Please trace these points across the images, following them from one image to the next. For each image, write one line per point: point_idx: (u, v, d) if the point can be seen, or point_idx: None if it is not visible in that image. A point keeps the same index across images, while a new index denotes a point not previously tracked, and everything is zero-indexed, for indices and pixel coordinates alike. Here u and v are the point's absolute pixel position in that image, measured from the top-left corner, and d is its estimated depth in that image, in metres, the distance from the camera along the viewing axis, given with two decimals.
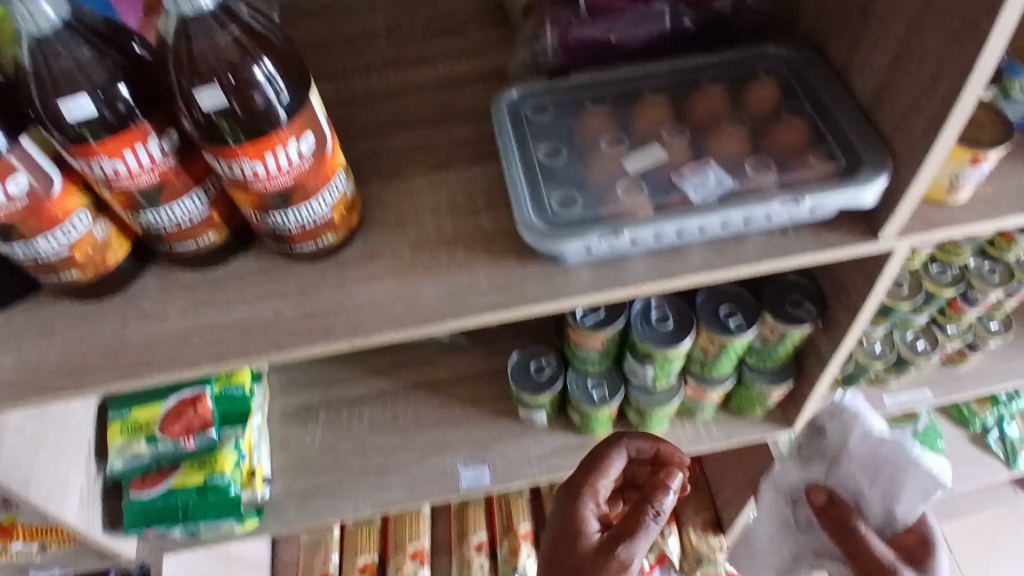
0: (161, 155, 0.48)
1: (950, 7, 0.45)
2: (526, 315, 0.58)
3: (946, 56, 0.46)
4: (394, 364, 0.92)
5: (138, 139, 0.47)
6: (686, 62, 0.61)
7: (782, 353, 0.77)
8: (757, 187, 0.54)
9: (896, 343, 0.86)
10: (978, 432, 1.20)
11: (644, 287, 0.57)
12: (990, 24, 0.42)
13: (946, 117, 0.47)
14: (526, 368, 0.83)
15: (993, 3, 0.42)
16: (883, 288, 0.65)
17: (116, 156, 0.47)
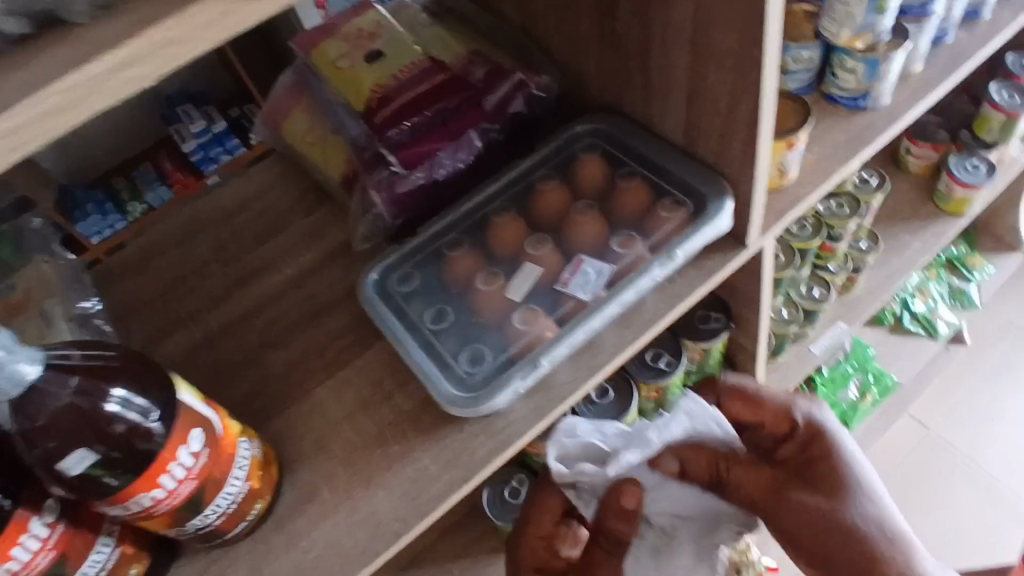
0: (49, 531, 0.43)
1: (716, 47, 0.49)
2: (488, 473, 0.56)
3: (732, 85, 0.50)
4: None
5: (22, 529, 0.41)
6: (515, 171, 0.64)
7: (714, 364, 0.80)
8: (632, 262, 0.57)
9: (797, 301, 0.90)
10: (895, 323, 1.31)
11: (582, 393, 0.56)
12: (761, 49, 0.46)
13: (757, 132, 0.51)
14: (503, 497, 0.80)
15: (756, 34, 0.46)
16: (770, 276, 0.70)
17: (6, 558, 0.40)
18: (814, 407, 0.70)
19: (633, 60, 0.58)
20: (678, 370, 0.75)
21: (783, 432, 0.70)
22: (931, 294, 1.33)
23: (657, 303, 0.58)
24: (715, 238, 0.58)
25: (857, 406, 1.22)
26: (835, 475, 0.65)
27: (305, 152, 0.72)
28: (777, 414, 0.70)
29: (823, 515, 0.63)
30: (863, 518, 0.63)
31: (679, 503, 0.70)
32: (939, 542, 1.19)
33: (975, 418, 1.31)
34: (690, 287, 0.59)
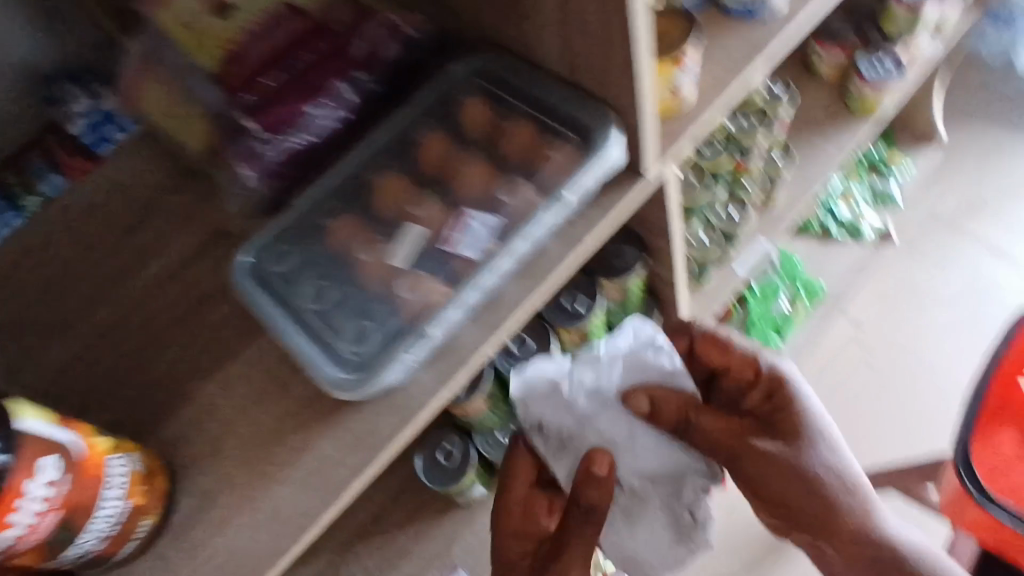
0: None
1: None
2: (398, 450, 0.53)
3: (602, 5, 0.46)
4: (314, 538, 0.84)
5: None
6: (394, 123, 0.59)
7: (636, 298, 0.79)
8: (521, 209, 0.53)
9: (715, 225, 0.88)
10: (822, 232, 1.32)
11: (486, 353, 0.53)
12: None
13: (632, 55, 0.48)
14: (439, 462, 0.78)
15: None
16: (677, 204, 0.67)
17: None
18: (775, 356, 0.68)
19: None
20: (597, 309, 0.73)
21: (749, 380, 0.67)
22: (855, 198, 1.34)
23: (556, 248, 0.55)
24: (609, 172, 0.54)
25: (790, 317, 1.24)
26: (800, 432, 0.65)
27: (164, 126, 0.65)
28: (748, 365, 0.66)
29: (784, 471, 0.64)
30: (826, 475, 0.64)
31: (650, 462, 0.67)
32: (876, 435, 1.20)
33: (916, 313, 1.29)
34: (589, 227, 0.56)
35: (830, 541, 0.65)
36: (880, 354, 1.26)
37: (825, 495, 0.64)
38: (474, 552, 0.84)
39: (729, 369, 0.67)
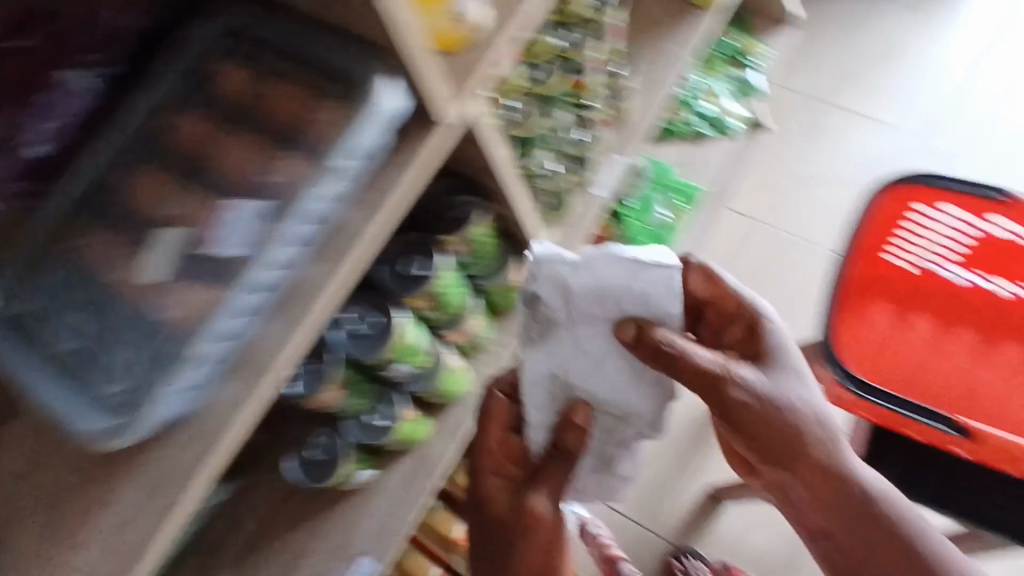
0: None
1: None
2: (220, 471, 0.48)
3: None
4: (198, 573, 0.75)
5: None
6: (139, 106, 0.49)
7: (488, 246, 0.73)
8: (289, 184, 0.46)
9: (562, 152, 0.82)
10: (692, 133, 1.28)
11: (292, 353, 0.47)
12: None
13: None
14: (313, 458, 0.73)
15: None
16: (497, 138, 0.61)
17: None
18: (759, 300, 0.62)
19: None
20: (438, 266, 0.68)
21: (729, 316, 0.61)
22: (717, 94, 1.31)
23: (353, 219, 0.49)
24: (387, 120, 0.47)
25: (670, 226, 1.22)
26: (789, 378, 0.57)
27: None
28: (730, 297, 0.60)
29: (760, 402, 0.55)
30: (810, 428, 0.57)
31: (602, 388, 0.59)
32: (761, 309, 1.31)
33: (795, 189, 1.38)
34: (389, 187, 0.50)
35: (809, 499, 0.59)
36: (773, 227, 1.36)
37: (809, 450, 0.57)
38: (376, 536, 0.80)
39: (717, 302, 0.61)
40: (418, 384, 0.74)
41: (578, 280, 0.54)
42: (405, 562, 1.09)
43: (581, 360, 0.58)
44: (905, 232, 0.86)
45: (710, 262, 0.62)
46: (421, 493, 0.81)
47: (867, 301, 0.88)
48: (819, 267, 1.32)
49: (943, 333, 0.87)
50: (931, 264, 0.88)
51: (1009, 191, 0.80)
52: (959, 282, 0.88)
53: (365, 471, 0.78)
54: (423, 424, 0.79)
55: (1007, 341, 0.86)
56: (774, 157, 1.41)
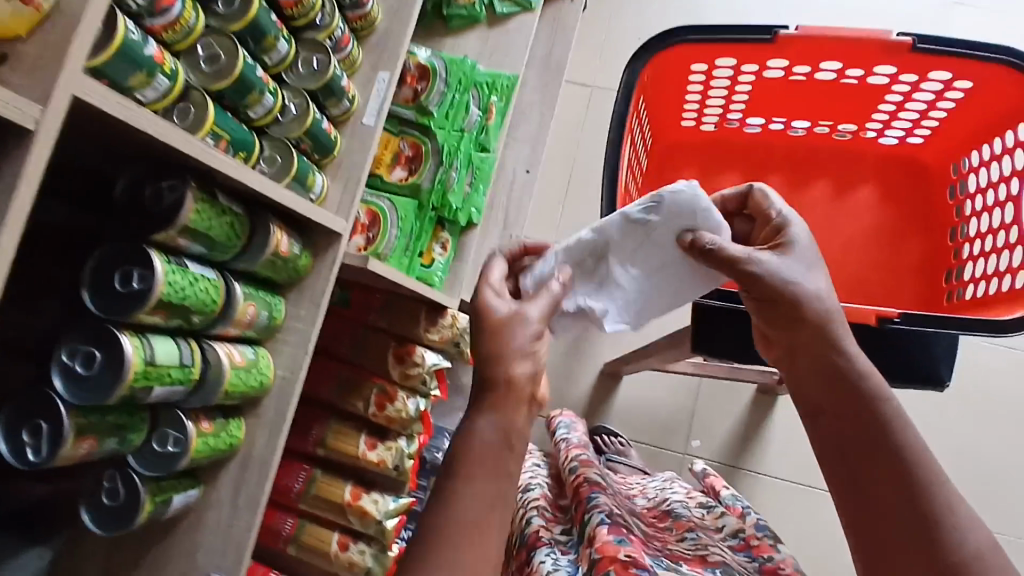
0: None
1: None
2: None
3: None
4: None
5: None
6: None
7: (224, 231, 0.63)
8: None
9: (300, 87, 0.72)
10: (490, 15, 1.18)
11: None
12: None
13: None
14: (104, 506, 0.65)
15: None
16: (150, 113, 0.51)
17: None
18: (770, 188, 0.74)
19: None
20: (162, 272, 0.57)
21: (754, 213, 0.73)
22: None
23: None
24: None
25: (485, 126, 1.14)
26: (798, 266, 0.65)
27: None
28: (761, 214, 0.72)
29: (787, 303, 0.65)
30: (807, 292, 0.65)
31: (619, 289, 0.72)
32: (585, 183, 1.46)
33: (603, 47, 1.51)
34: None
35: (804, 356, 0.67)
36: (590, 100, 1.49)
37: (814, 326, 0.66)
38: (220, 551, 0.74)
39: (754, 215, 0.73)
40: (197, 399, 0.66)
41: (691, 220, 0.67)
42: (299, 536, 1.07)
43: (618, 269, 0.71)
44: (696, 85, 1.03)
45: (769, 192, 0.72)
46: (254, 499, 0.74)
47: (678, 172, 1.15)
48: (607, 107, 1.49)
49: (709, 180, 1.14)
50: (701, 118, 1.12)
51: (776, 33, 0.91)
52: (708, 131, 1.14)
53: (183, 493, 0.71)
54: (231, 424, 0.72)
55: (775, 174, 1.13)
56: (588, 34, 1.51)
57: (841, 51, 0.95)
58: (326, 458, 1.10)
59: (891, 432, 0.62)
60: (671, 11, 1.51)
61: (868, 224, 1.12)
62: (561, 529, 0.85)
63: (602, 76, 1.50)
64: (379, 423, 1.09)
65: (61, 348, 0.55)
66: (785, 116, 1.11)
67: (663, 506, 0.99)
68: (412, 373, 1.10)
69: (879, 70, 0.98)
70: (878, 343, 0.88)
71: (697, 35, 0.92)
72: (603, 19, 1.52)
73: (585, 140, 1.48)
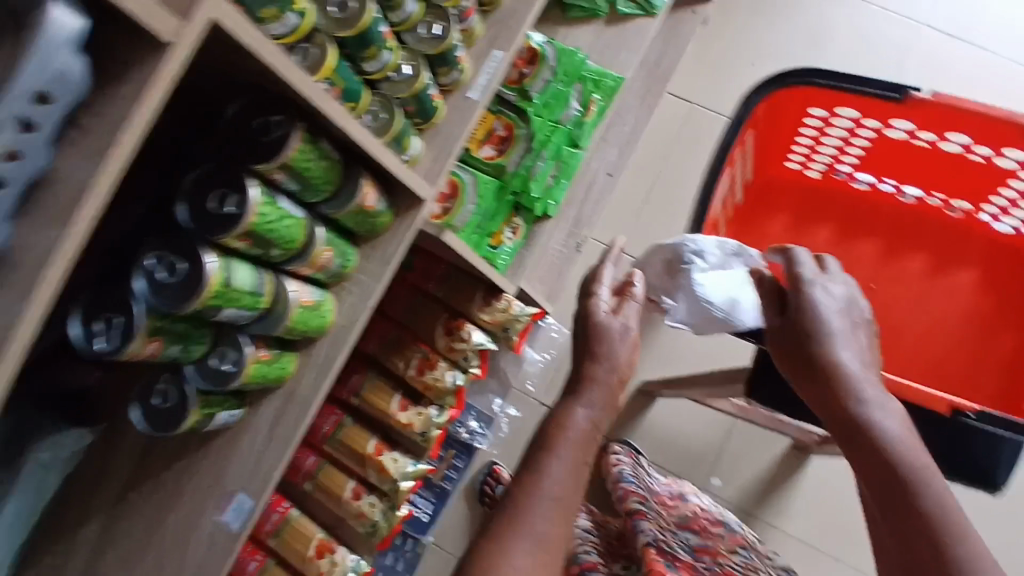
0: None
1: None
2: None
3: None
4: (86, 501, 0.79)
5: None
6: None
7: (321, 173, 0.65)
8: None
9: (417, 51, 0.73)
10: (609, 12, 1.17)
11: (28, 330, 0.43)
12: None
13: None
14: (155, 406, 0.68)
15: None
16: (273, 48, 0.52)
17: None
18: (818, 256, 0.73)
19: None
20: (256, 202, 0.59)
21: None
22: None
23: (76, 173, 0.43)
24: (66, 47, 0.39)
25: (581, 121, 1.14)
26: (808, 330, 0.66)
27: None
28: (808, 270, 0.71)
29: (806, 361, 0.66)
30: (820, 347, 0.65)
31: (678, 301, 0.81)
32: (669, 199, 1.45)
33: (717, 62, 1.48)
34: (117, 127, 0.44)
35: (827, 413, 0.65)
36: (691, 115, 1.47)
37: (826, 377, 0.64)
38: (247, 475, 0.78)
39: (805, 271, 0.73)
40: (260, 326, 0.69)
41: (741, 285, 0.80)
42: (317, 475, 1.10)
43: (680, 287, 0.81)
44: (810, 129, 1.00)
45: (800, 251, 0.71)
46: (291, 433, 0.77)
47: (768, 215, 1.12)
48: (710, 129, 1.46)
49: (801, 229, 1.12)
50: (807, 163, 1.09)
51: (907, 93, 0.87)
52: (812, 177, 1.12)
53: (227, 412, 0.74)
54: (286, 359, 0.75)
55: (871, 238, 1.11)
56: (700, 47, 1.48)
57: (974, 124, 0.90)
58: (357, 408, 1.12)
59: (907, 489, 0.55)
60: (792, 44, 1.47)
61: (959, 305, 1.09)
62: (622, 571, 0.84)
63: (706, 94, 1.47)
64: (417, 387, 1.12)
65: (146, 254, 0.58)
66: (897, 178, 1.08)
67: (719, 515, 0.95)
68: (458, 347, 1.12)
69: (1010, 153, 0.92)
70: (936, 435, 0.84)
71: (819, 80, 0.88)
72: (720, 39, 1.48)
73: (675, 155, 1.46)
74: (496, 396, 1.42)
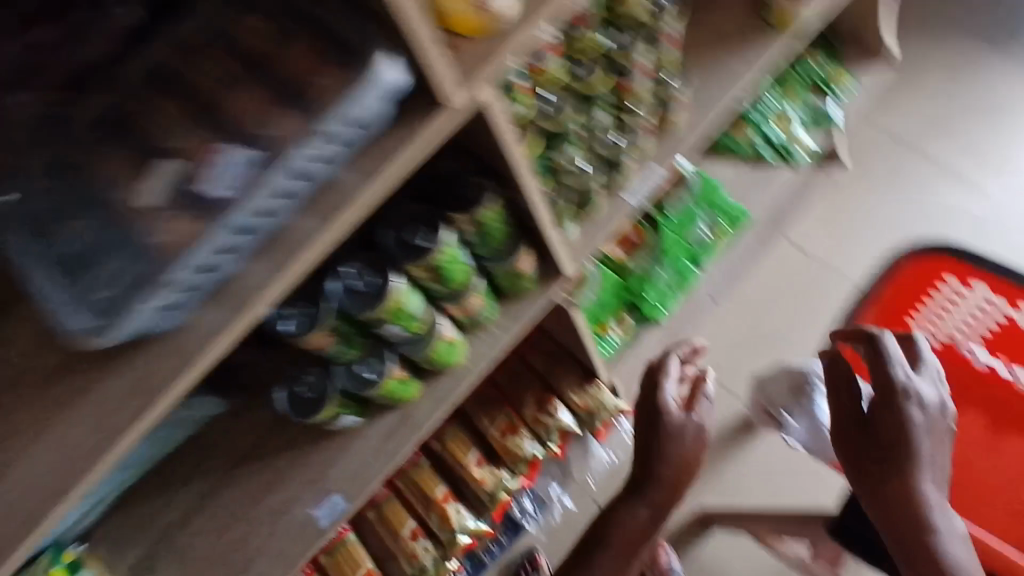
0: None
1: None
2: (185, 391, 0.53)
3: None
4: (201, 462, 0.87)
5: None
6: (160, 56, 0.52)
7: (499, 234, 0.76)
8: (285, 137, 0.48)
9: (596, 152, 0.84)
10: (753, 154, 1.29)
11: (268, 294, 0.52)
12: None
13: None
14: (299, 394, 0.77)
15: None
16: (507, 125, 0.63)
17: None
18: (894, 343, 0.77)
19: None
20: (444, 243, 0.70)
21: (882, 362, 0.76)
22: (790, 119, 1.29)
23: (345, 183, 0.52)
24: (384, 94, 0.49)
25: (709, 245, 1.23)
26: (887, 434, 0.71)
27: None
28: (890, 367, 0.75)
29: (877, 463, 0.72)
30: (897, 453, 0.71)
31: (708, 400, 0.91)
32: (782, 339, 1.32)
33: (856, 215, 1.41)
34: (386, 155, 0.52)
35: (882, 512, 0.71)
36: (811, 262, 1.39)
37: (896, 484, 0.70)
38: (349, 478, 0.85)
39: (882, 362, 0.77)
40: (407, 347, 0.78)
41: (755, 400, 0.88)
42: (383, 507, 1.14)
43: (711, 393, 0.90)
44: None
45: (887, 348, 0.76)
46: (398, 450, 0.86)
47: None
48: (838, 289, 1.36)
49: None
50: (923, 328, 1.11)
51: None
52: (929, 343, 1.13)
53: (352, 416, 0.83)
54: (413, 385, 0.84)
55: None
56: (835, 196, 1.43)
57: None
58: (437, 453, 1.18)
59: None
60: (922, 210, 1.41)
61: None
62: None
63: (830, 247, 1.39)
64: (496, 448, 1.18)
65: (348, 262, 0.69)
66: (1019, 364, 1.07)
67: None
68: (544, 421, 1.18)
69: None
70: None
71: None
72: (854, 193, 1.44)
73: (800, 301, 1.36)
74: (555, 481, 1.40)
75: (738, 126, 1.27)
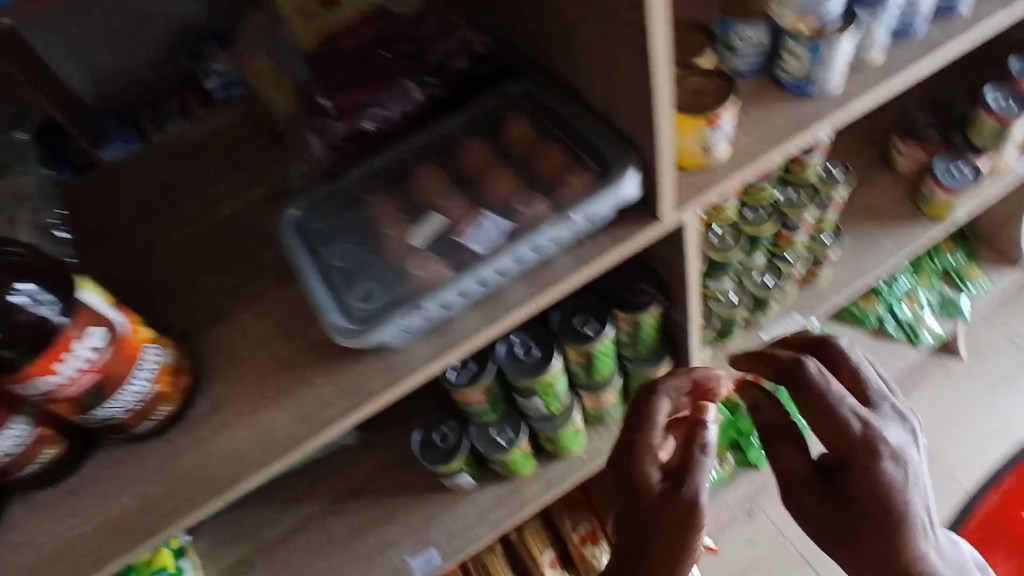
0: (93, 354, 0.51)
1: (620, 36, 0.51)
2: (381, 406, 0.60)
3: (634, 70, 0.52)
4: (315, 484, 0.92)
5: (64, 348, 0.49)
6: (438, 131, 0.65)
7: (650, 338, 0.82)
8: (532, 219, 0.59)
9: (748, 287, 0.91)
10: (878, 326, 1.34)
11: (475, 341, 0.60)
12: (646, 39, 0.48)
13: (654, 118, 0.54)
14: (432, 440, 0.84)
15: (640, 32, 0.48)
16: (695, 249, 0.71)
17: (51, 370, 0.49)
18: (822, 373, 0.64)
19: (559, 40, 0.60)
20: (607, 336, 0.77)
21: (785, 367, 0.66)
22: (919, 301, 1.34)
23: (561, 264, 0.61)
24: (618, 204, 0.59)
25: None
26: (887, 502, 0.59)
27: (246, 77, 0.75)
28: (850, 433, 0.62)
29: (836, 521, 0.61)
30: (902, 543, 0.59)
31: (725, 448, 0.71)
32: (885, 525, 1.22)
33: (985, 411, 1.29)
34: (600, 250, 0.61)
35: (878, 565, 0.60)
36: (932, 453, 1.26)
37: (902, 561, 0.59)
38: (449, 535, 0.89)
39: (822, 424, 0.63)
40: (539, 422, 0.84)
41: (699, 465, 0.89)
42: None
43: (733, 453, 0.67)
44: None
45: (822, 379, 0.63)
46: (501, 520, 0.90)
47: None
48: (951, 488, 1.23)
49: None
50: None
51: None
52: None
53: (469, 476, 0.88)
54: (529, 461, 0.89)
55: None
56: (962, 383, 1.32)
57: None
58: (512, 542, 1.18)
59: None
60: None
61: None
62: None
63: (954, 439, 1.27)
64: (571, 554, 1.17)
65: (516, 332, 0.78)
66: None
67: None
68: None
69: None
70: None
71: None
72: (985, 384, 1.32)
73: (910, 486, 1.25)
74: None
75: (869, 299, 1.35)
